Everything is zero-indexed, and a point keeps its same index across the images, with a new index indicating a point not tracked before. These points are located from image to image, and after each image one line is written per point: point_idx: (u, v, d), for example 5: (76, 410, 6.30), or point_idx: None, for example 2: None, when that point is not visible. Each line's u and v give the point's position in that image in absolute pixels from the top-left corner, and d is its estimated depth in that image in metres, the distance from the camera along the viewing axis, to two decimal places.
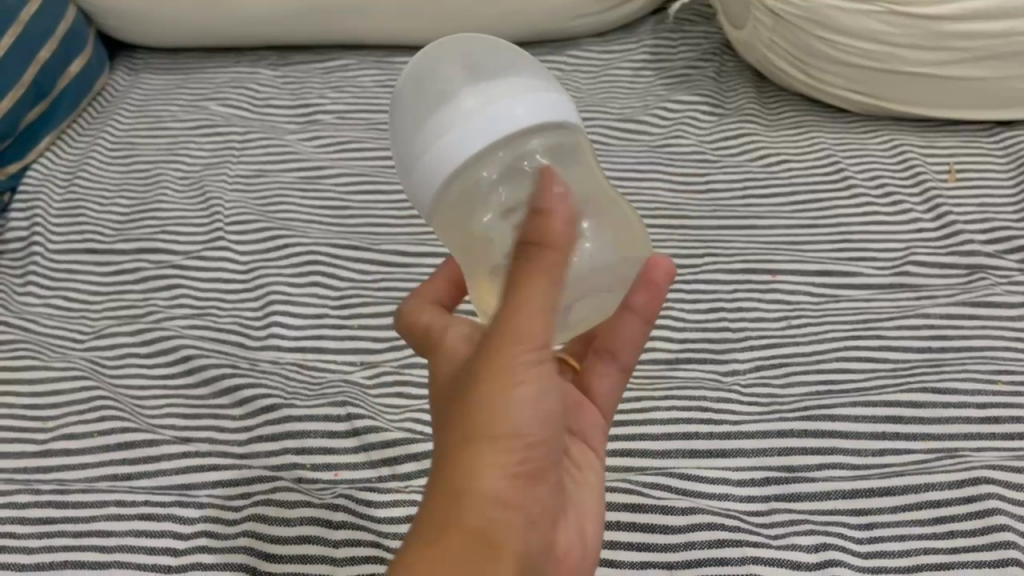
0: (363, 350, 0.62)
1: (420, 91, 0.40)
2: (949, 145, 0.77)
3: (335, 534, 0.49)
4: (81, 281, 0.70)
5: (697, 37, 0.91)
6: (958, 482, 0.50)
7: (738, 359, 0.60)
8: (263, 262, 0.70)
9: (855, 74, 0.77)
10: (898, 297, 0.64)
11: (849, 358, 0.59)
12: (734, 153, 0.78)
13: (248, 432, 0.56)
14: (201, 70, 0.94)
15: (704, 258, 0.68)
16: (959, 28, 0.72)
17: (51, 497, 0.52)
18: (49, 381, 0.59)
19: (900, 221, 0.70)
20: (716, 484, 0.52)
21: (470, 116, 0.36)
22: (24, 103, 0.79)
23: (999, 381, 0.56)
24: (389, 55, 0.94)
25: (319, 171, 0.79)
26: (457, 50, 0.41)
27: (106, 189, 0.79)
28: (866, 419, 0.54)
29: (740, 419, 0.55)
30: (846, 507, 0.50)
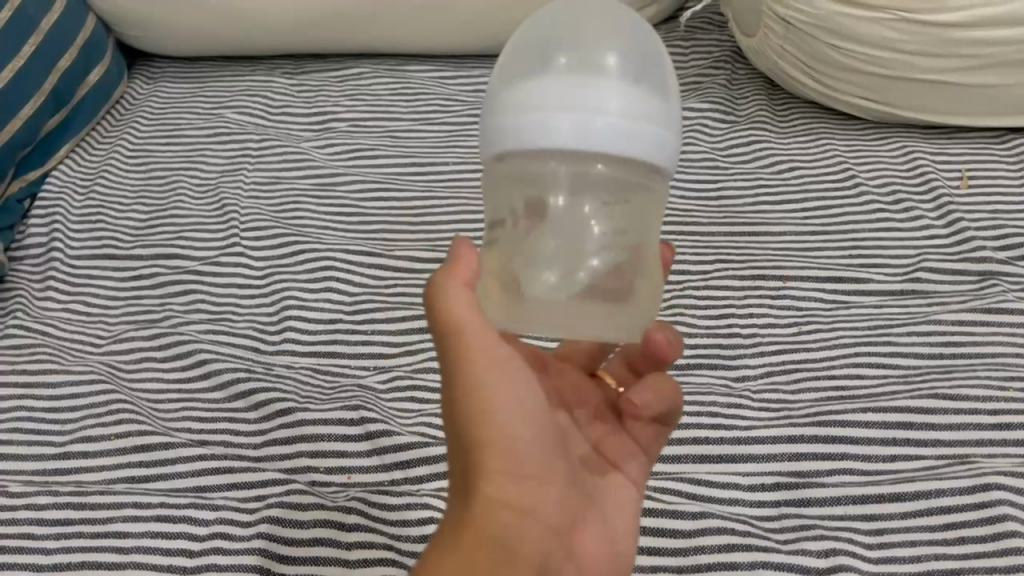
0: (377, 355, 0.63)
1: (514, 58, 0.40)
2: (961, 152, 0.77)
3: (347, 536, 0.50)
4: (100, 287, 0.71)
5: (709, 45, 0.92)
6: (968, 488, 0.50)
7: (750, 364, 0.60)
8: (278, 267, 0.70)
9: (867, 81, 0.77)
10: (909, 304, 0.64)
11: (860, 364, 0.59)
12: (746, 160, 0.79)
13: (263, 435, 0.56)
14: (217, 78, 0.95)
15: (715, 264, 0.68)
16: (971, 35, 0.72)
17: (70, 499, 0.52)
18: (69, 385, 0.60)
19: (912, 228, 0.70)
20: (726, 489, 0.52)
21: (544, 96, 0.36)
22: (44, 111, 0.80)
23: (1010, 387, 0.56)
24: (403, 63, 0.95)
25: (333, 178, 0.80)
26: (556, 23, 0.41)
27: (124, 195, 0.80)
28: (877, 424, 0.54)
29: (751, 424, 0.55)
30: (856, 513, 0.50)
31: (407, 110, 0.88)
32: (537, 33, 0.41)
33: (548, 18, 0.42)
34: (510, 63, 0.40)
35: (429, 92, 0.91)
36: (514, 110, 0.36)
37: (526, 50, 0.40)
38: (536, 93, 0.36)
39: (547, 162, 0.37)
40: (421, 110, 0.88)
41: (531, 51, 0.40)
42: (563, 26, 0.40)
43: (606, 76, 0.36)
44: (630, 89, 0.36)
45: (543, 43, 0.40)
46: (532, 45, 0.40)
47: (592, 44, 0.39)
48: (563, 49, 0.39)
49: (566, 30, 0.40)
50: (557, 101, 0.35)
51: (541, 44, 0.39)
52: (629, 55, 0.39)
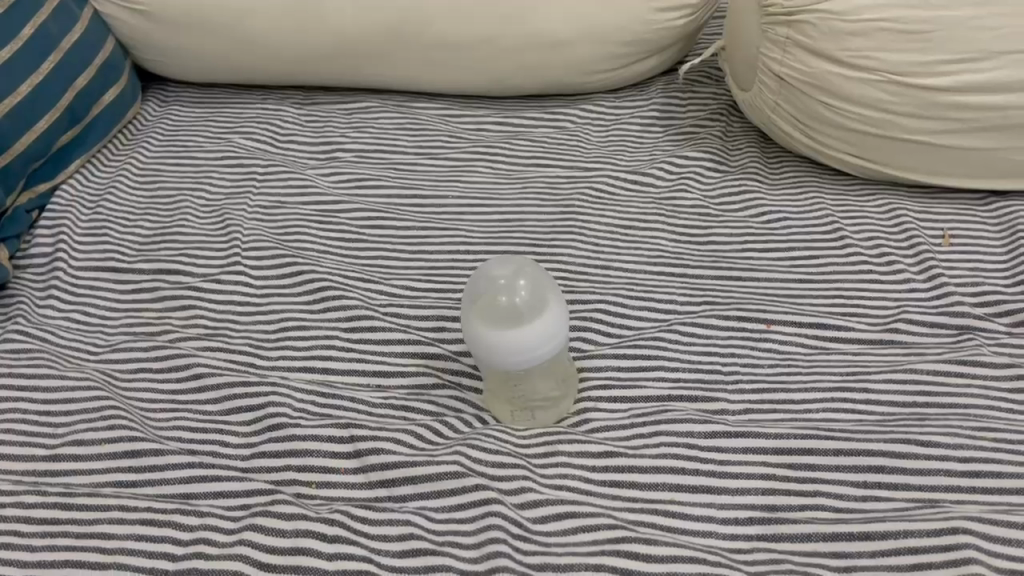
0: (367, 375, 0.65)
1: (485, 305, 0.58)
2: (945, 212, 0.79)
3: (328, 547, 0.50)
4: (100, 299, 0.73)
5: (706, 97, 0.95)
6: (936, 530, 0.51)
7: (729, 400, 0.62)
8: (277, 289, 0.72)
9: (854, 138, 0.80)
10: (887, 353, 0.66)
11: (836, 409, 0.61)
12: (736, 209, 0.81)
13: (252, 448, 0.57)
14: (230, 105, 0.98)
15: (702, 305, 0.70)
16: (957, 99, 0.75)
17: (58, 499, 0.53)
18: (64, 389, 0.61)
19: (893, 280, 0.72)
20: (700, 521, 0.53)
21: (490, 274, 0.60)
22: (57, 127, 0.83)
23: (981, 436, 0.57)
24: (410, 100, 0.98)
25: (335, 206, 0.82)
26: (514, 324, 0.57)
27: (130, 212, 0.82)
28: (849, 468, 0.56)
29: (727, 457, 0.57)
30: (826, 548, 0.51)
31: (411, 144, 0.91)
32: (493, 350, 0.57)
33: (520, 331, 0.56)
34: (482, 292, 0.60)
35: (434, 129, 0.93)
36: (478, 290, 0.60)
37: (500, 321, 0.57)
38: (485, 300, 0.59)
39: (497, 281, 0.59)
40: (424, 145, 0.91)
41: (506, 312, 0.58)
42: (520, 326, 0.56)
43: (515, 282, 0.59)
44: (545, 325, 0.57)
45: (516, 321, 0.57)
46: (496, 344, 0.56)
47: (516, 276, 0.59)
48: (530, 303, 0.58)
49: (529, 319, 0.57)
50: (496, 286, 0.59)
51: (514, 308, 0.58)
52: (565, 351, 0.61)
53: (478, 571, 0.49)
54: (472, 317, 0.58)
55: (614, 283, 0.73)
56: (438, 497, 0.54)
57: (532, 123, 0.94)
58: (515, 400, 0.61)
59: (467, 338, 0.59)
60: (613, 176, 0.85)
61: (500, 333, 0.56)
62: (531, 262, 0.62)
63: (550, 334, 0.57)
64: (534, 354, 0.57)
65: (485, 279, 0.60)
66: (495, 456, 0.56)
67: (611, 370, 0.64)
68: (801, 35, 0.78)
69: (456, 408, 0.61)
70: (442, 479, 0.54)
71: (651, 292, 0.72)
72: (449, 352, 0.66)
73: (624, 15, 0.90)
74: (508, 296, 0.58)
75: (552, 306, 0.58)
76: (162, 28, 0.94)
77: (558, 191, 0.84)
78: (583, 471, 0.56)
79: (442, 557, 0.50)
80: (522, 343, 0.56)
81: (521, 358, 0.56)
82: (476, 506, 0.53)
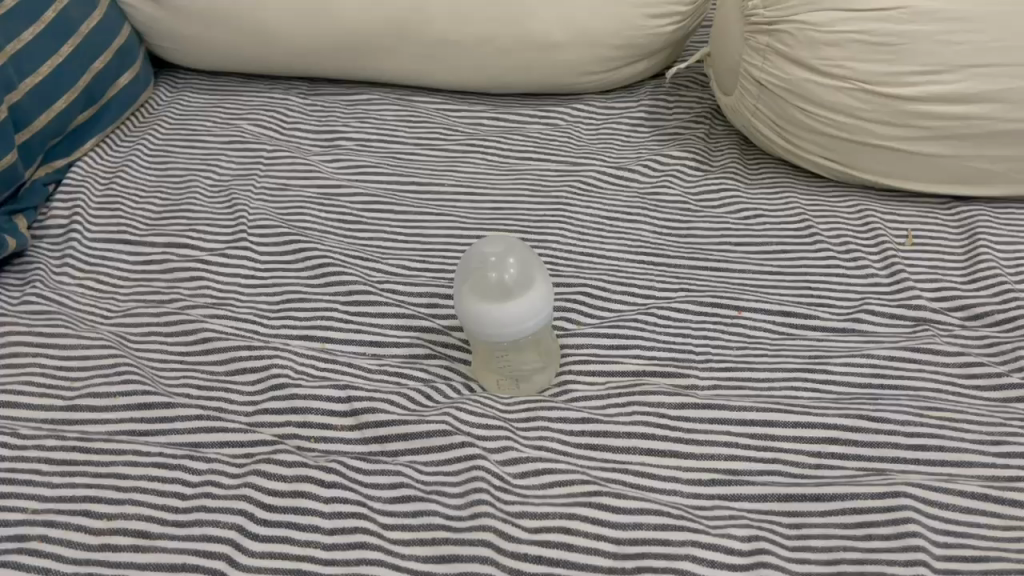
0: (364, 344, 0.69)
1: (476, 280, 0.63)
2: (911, 214, 0.84)
3: (325, 491, 0.54)
4: (114, 268, 0.77)
5: (691, 101, 1.00)
6: (880, 494, 0.56)
7: (699, 376, 0.67)
8: (280, 265, 0.77)
9: (826, 142, 0.85)
10: (848, 341, 0.71)
11: (797, 387, 0.66)
12: (715, 206, 0.86)
13: (255, 405, 0.62)
14: (238, 93, 1.03)
15: (678, 292, 0.75)
16: (928, 108, 0.79)
17: (76, 443, 0.57)
18: (81, 347, 0.66)
19: (858, 276, 0.77)
20: (666, 481, 0.58)
21: (483, 251, 0.65)
22: (75, 106, 0.88)
23: (928, 415, 0.62)
24: (410, 94, 1.03)
25: (337, 190, 0.87)
26: (502, 298, 0.61)
27: (142, 190, 0.87)
28: (805, 439, 0.61)
29: (694, 427, 0.61)
30: (780, 508, 0.56)
31: (410, 135, 0.96)
32: (480, 322, 0.61)
33: (505, 306, 0.61)
34: (474, 268, 0.64)
35: (432, 122, 0.98)
36: (471, 265, 0.65)
37: (489, 296, 0.62)
38: (477, 276, 0.64)
39: (488, 258, 0.64)
40: (422, 137, 0.96)
41: (496, 287, 0.62)
42: (507, 299, 0.61)
43: (505, 260, 0.63)
44: (529, 302, 0.61)
45: (504, 295, 0.62)
46: (486, 315, 0.61)
47: (506, 254, 0.64)
48: (517, 280, 0.62)
49: (514, 295, 0.61)
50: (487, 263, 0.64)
51: (503, 283, 0.62)
52: (549, 330, 0.66)
53: (461, 517, 0.53)
54: (464, 291, 0.63)
55: (597, 269, 0.78)
56: (427, 453, 0.58)
57: (525, 120, 0.99)
58: (500, 372, 0.65)
59: (458, 310, 0.64)
60: (601, 171, 0.90)
61: (488, 305, 0.61)
62: (520, 241, 0.66)
63: (533, 310, 0.61)
64: (518, 328, 0.61)
65: (479, 255, 0.65)
66: (481, 418, 0.61)
67: (591, 348, 0.69)
68: (779, 43, 0.84)
69: (446, 376, 0.66)
70: (431, 437, 0.59)
71: (631, 279, 0.77)
72: (441, 326, 0.70)
73: (614, 20, 0.94)
74: (497, 272, 0.63)
75: (538, 284, 0.63)
76: (177, 16, 0.98)
77: (548, 184, 0.89)
78: (561, 435, 0.61)
79: (429, 504, 0.54)
80: (506, 317, 0.61)
81: (505, 330, 0.61)
82: (462, 461, 0.57)
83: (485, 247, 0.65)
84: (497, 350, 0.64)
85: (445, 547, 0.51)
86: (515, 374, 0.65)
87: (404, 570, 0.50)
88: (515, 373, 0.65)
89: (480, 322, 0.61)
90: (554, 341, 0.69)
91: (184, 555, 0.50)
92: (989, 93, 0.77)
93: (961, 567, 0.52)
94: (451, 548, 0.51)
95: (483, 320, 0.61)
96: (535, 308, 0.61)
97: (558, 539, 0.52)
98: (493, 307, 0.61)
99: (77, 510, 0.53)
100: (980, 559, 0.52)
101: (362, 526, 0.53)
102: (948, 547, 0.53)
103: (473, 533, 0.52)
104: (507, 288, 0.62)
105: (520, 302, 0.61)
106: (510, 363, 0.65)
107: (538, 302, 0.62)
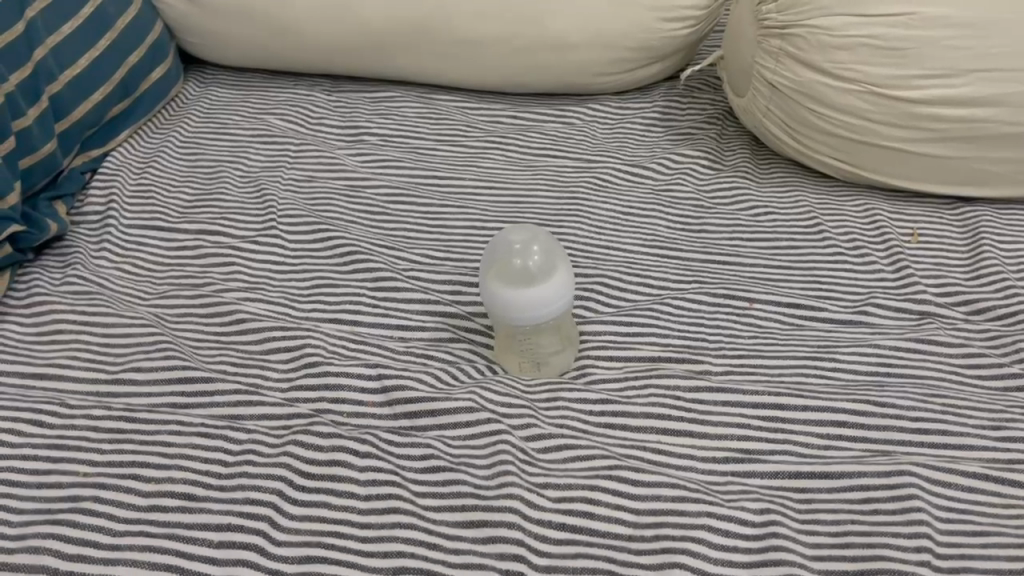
0: (392, 327, 0.72)
1: (501, 266, 0.66)
2: (917, 213, 0.87)
3: (361, 461, 0.57)
4: (149, 253, 0.80)
5: (704, 103, 1.03)
6: (886, 472, 0.59)
7: (712, 362, 0.69)
8: (309, 252, 0.80)
9: (835, 143, 0.87)
10: (856, 332, 0.74)
11: (807, 374, 0.68)
12: (727, 203, 0.89)
13: (290, 382, 0.65)
14: (264, 89, 1.06)
15: (691, 284, 0.78)
16: (933, 111, 0.82)
17: (122, 413, 0.61)
18: (122, 325, 0.69)
19: (866, 270, 0.80)
20: (682, 458, 0.61)
21: (508, 240, 0.68)
22: (111, 98, 0.91)
23: (932, 400, 0.65)
24: (431, 92, 1.06)
25: (362, 182, 0.90)
26: (526, 284, 0.64)
27: (174, 179, 0.90)
28: (815, 422, 0.63)
29: (708, 409, 0.64)
30: (791, 484, 0.59)
31: (431, 132, 0.99)
32: (504, 306, 0.64)
33: (528, 291, 0.64)
34: (499, 256, 0.67)
35: (452, 120, 1.01)
36: (497, 254, 0.68)
37: (514, 281, 0.65)
38: (502, 263, 0.67)
39: (513, 246, 0.67)
40: (443, 133, 0.99)
41: (520, 273, 0.65)
42: (530, 285, 0.64)
43: (529, 248, 0.66)
44: (551, 287, 0.64)
45: (528, 281, 0.65)
46: (510, 299, 0.64)
47: (531, 242, 0.67)
48: (541, 267, 0.65)
49: (537, 281, 0.64)
50: (511, 251, 0.67)
51: (527, 270, 0.65)
52: (570, 316, 0.68)
53: (488, 486, 0.56)
54: (490, 277, 0.66)
55: (613, 261, 0.81)
56: (454, 429, 0.61)
57: (543, 119, 1.02)
58: (522, 355, 0.68)
59: (483, 295, 0.66)
60: (616, 168, 0.93)
61: (512, 290, 0.64)
62: (545, 231, 0.69)
63: (555, 296, 0.64)
64: (540, 313, 0.64)
65: (504, 243, 0.68)
66: (504, 397, 0.64)
67: (608, 334, 0.72)
68: (791, 46, 0.87)
69: (470, 359, 0.69)
70: (458, 414, 0.62)
71: (646, 271, 0.80)
72: (465, 311, 0.73)
73: (631, 23, 0.98)
74: (521, 259, 0.66)
75: (561, 272, 0.65)
76: (208, 13, 1.02)
77: (565, 179, 0.92)
78: (581, 415, 0.64)
79: (457, 474, 0.57)
80: (529, 302, 0.64)
81: (526, 314, 0.64)
82: (488, 436, 0.60)
83: (510, 236, 0.67)
84: (519, 334, 0.67)
85: (474, 514, 0.55)
86: (537, 357, 0.68)
87: (436, 534, 0.54)
88: (537, 356, 0.68)
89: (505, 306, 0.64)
90: (574, 327, 0.71)
91: (228, 516, 0.53)
92: (994, 97, 0.80)
93: (962, 540, 0.55)
94: (478, 515, 0.55)
95: (508, 304, 0.64)
96: (556, 294, 0.64)
97: (580, 508, 0.55)
98: (517, 292, 0.64)
99: (126, 474, 0.56)
100: (980, 533, 0.55)
101: (395, 493, 0.56)
102: (950, 523, 0.56)
103: (500, 501, 0.55)
104: (531, 275, 0.65)
105: (543, 288, 0.64)
106: (532, 346, 0.68)
107: (561, 288, 0.65)
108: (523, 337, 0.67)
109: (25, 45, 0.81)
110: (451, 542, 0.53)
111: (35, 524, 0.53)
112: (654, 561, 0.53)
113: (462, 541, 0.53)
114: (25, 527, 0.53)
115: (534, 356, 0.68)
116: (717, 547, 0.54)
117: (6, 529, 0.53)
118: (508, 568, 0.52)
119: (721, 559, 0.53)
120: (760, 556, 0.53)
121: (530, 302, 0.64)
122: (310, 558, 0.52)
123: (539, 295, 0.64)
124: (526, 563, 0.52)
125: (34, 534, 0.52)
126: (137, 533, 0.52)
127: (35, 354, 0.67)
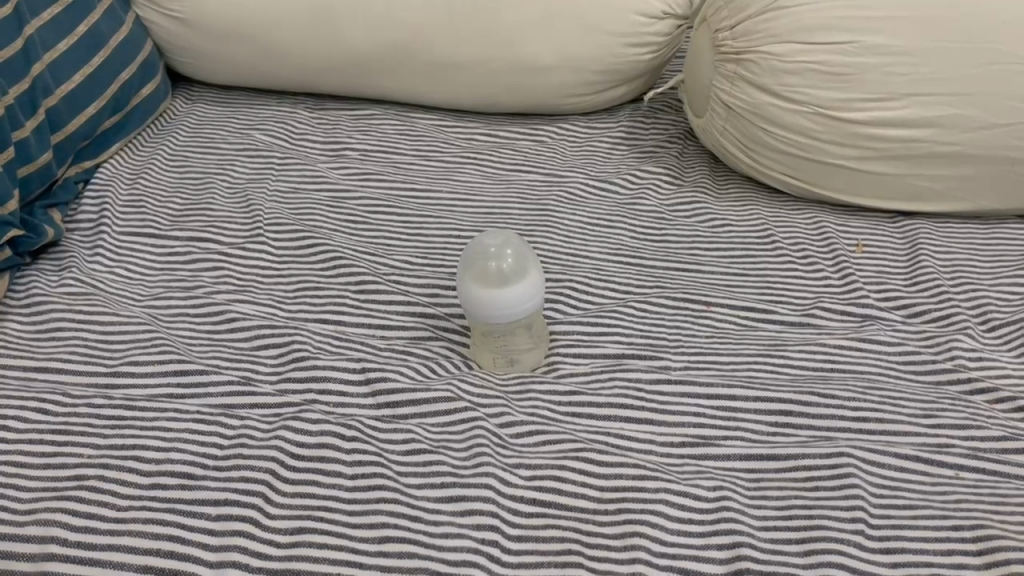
0: (374, 326, 0.77)
1: (478, 268, 0.71)
2: (862, 226, 0.93)
3: (347, 443, 0.63)
4: (141, 258, 0.85)
5: (666, 124, 1.10)
6: (827, 454, 0.65)
7: (672, 358, 0.75)
8: (294, 257, 0.85)
9: (786, 160, 0.94)
10: (803, 333, 0.79)
11: (759, 368, 0.74)
12: (686, 215, 0.95)
13: (279, 374, 0.69)
14: (250, 107, 1.11)
15: (653, 289, 0.84)
16: (874, 132, 0.89)
17: (122, 403, 0.65)
18: (120, 323, 0.73)
19: (815, 276, 0.86)
20: (643, 443, 0.67)
21: (484, 243, 0.72)
22: (103, 113, 0.96)
23: (870, 392, 0.71)
24: (409, 111, 1.12)
25: (344, 194, 0.95)
26: (500, 285, 0.69)
27: (163, 190, 0.94)
28: (765, 411, 0.69)
29: (667, 399, 0.70)
30: (741, 465, 0.65)
31: (410, 148, 1.05)
32: (479, 306, 0.69)
33: (503, 292, 0.68)
34: (474, 258, 0.72)
35: (430, 137, 1.07)
36: (472, 255, 0.72)
37: (489, 282, 0.70)
38: (478, 263, 0.71)
39: (489, 248, 0.72)
40: (421, 149, 1.04)
41: (495, 274, 0.70)
42: (504, 287, 0.69)
43: (504, 249, 0.71)
44: (524, 288, 0.69)
45: (502, 282, 0.69)
46: (489, 301, 0.69)
47: (505, 244, 0.72)
48: (515, 269, 0.70)
49: (512, 282, 0.69)
50: (485, 252, 0.72)
51: (501, 271, 0.70)
52: (539, 318, 0.73)
53: (465, 466, 0.62)
54: (466, 279, 0.71)
55: (581, 268, 0.87)
56: (433, 416, 0.66)
57: (515, 136, 1.08)
58: (492, 352, 0.73)
59: (460, 295, 0.71)
60: (584, 183, 0.99)
61: (488, 291, 0.69)
62: (517, 235, 0.74)
63: (528, 297, 0.69)
64: (512, 313, 0.69)
65: (481, 244, 0.73)
66: (480, 389, 0.69)
67: (576, 333, 0.77)
68: (746, 71, 0.93)
69: (448, 355, 0.74)
70: (437, 403, 0.67)
71: (611, 276, 0.86)
72: (442, 313, 0.79)
73: (599, 48, 1.04)
74: (495, 262, 0.71)
75: (534, 274, 0.71)
76: (197, 33, 1.07)
77: (536, 192, 0.98)
78: (551, 404, 0.69)
79: (437, 455, 0.62)
80: (504, 302, 0.68)
81: (500, 315, 0.69)
82: (465, 423, 0.66)
83: (486, 240, 0.73)
84: (491, 333, 0.72)
85: (453, 489, 0.60)
86: (507, 355, 0.73)
87: (417, 508, 0.58)
88: (508, 355, 0.73)
89: (483, 308, 0.69)
90: (544, 327, 0.77)
91: (225, 493, 0.58)
92: (932, 120, 0.87)
93: (894, 511, 0.61)
94: (456, 490, 0.60)
95: (483, 304, 0.68)
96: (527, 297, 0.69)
97: (550, 485, 0.61)
98: (491, 292, 0.69)
99: (127, 456, 0.61)
100: (910, 505, 0.61)
101: (379, 472, 0.61)
102: (883, 497, 0.62)
103: (476, 478, 0.60)
104: (505, 276, 0.70)
105: (516, 290, 0.69)
106: (504, 344, 0.73)
107: (534, 289, 0.70)
108: (495, 336, 0.72)
109: (24, 61, 0.85)
110: (431, 514, 0.58)
111: (44, 499, 0.57)
112: (616, 531, 0.58)
113: (441, 514, 0.58)
114: (34, 502, 0.57)
115: (505, 353, 0.73)
116: (673, 519, 0.59)
117: (16, 505, 0.57)
118: (484, 537, 0.57)
119: (677, 529, 0.59)
120: (712, 526, 0.59)
121: (505, 301, 0.69)
122: (302, 529, 0.56)
123: (513, 295, 0.69)
124: (500, 533, 0.57)
125: (44, 508, 0.56)
126: (138, 507, 0.57)
127: (35, 349, 0.72)
